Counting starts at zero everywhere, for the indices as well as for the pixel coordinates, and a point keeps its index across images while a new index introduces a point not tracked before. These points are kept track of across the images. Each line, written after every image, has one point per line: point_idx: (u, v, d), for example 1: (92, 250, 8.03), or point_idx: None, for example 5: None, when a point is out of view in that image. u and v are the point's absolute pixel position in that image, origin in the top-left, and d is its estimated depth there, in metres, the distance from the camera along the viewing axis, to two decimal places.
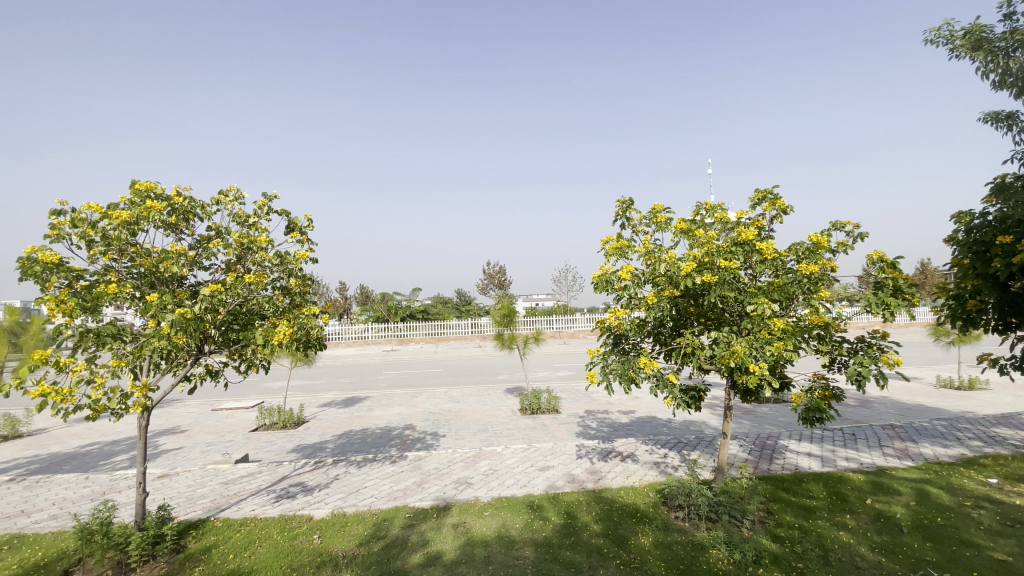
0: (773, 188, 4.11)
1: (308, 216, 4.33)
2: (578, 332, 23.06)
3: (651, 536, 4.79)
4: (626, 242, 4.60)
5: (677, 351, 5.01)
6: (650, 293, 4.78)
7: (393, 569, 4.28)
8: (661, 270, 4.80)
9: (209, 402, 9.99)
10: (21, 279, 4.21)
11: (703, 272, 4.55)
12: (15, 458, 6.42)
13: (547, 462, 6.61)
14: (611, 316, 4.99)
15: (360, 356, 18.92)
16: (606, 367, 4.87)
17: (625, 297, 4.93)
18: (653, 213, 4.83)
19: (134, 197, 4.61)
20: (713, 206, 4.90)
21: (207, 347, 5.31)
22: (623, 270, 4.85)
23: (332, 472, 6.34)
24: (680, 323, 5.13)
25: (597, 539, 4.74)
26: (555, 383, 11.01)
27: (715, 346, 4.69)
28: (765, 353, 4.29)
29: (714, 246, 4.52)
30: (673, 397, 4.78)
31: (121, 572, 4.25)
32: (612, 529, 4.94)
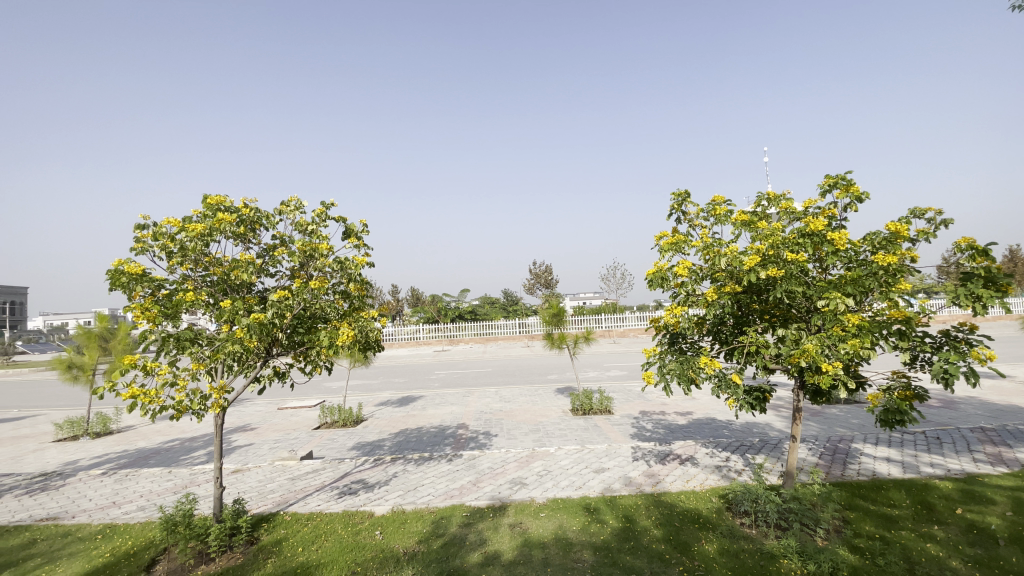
0: (847, 173, 3.84)
1: (364, 221, 4.47)
2: (628, 332, 22.54)
3: (716, 543, 4.60)
4: (682, 237, 4.45)
5: (740, 350, 4.77)
6: (709, 289, 4.59)
7: (453, 568, 4.33)
8: (721, 266, 4.61)
9: (276, 401, 10.54)
10: (111, 289, 4.65)
11: (767, 266, 4.32)
12: (107, 453, 7.04)
13: (603, 463, 6.50)
14: (668, 314, 4.83)
15: (412, 357, 19.43)
16: (664, 367, 4.70)
17: (682, 294, 4.75)
18: (711, 205, 4.67)
19: (207, 211, 4.98)
20: (777, 195, 4.66)
21: (276, 349, 5.61)
22: (680, 265, 4.68)
23: (391, 469, 6.53)
24: (742, 321, 4.89)
25: (658, 544, 4.60)
26: (607, 383, 10.79)
27: (782, 345, 4.44)
28: (839, 351, 4.00)
29: (779, 238, 4.28)
30: (736, 398, 4.56)
31: (203, 562, 4.57)
32: (674, 534, 4.78)
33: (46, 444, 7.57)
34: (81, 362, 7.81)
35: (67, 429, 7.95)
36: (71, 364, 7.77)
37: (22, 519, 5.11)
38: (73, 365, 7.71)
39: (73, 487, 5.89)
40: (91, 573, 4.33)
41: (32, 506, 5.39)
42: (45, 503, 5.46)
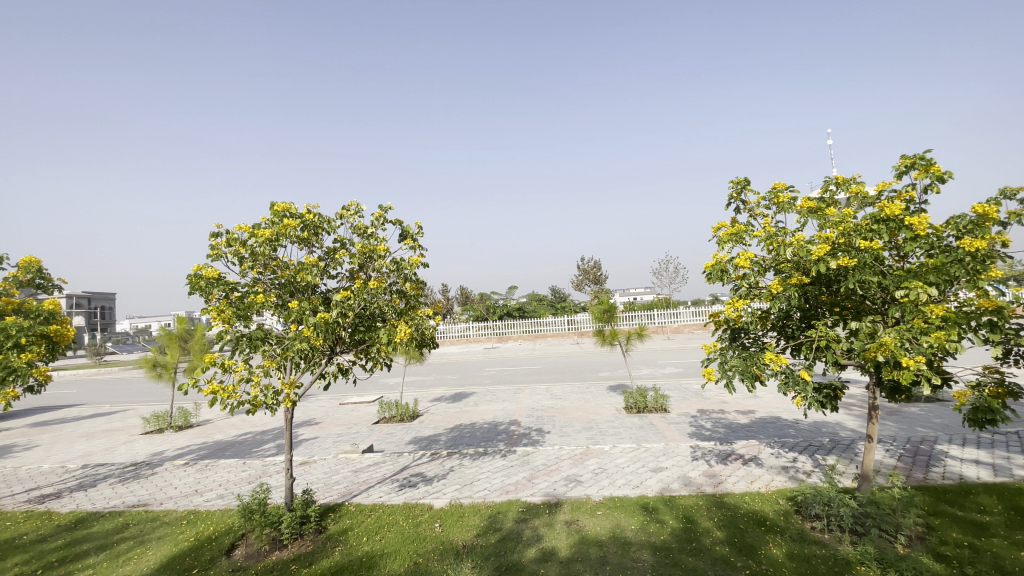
0: (926, 152, 3.54)
1: (419, 224, 4.58)
2: (683, 327, 21.84)
3: (784, 547, 4.38)
4: (742, 228, 4.26)
5: (808, 345, 4.51)
6: (773, 281, 4.36)
7: (510, 563, 4.37)
8: (785, 256, 4.38)
9: (337, 397, 11.02)
10: (191, 292, 5.03)
11: (837, 255, 4.05)
12: (188, 445, 7.64)
13: (660, 463, 6.35)
14: (729, 308, 4.62)
15: (462, 354, 19.74)
16: (725, 363, 4.51)
17: (744, 287, 4.54)
18: (773, 193, 4.46)
19: (274, 217, 5.32)
20: (846, 179, 4.36)
21: (339, 347, 5.87)
22: (740, 257, 4.47)
23: (448, 463, 6.68)
24: (810, 314, 4.62)
25: (721, 547, 4.44)
26: (662, 381, 10.51)
27: (855, 339, 4.15)
28: (921, 345, 3.69)
29: (850, 224, 4.00)
30: (804, 396, 4.30)
31: (277, 548, 4.88)
32: (738, 536, 4.60)
33: (135, 437, 8.28)
34: (164, 361, 8.51)
35: (154, 423, 8.65)
36: (156, 363, 8.47)
37: (117, 504, 5.63)
38: (157, 364, 8.41)
39: (161, 476, 6.42)
40: (178, 554, 4.71)
41: (125, 493, 5.92)
42: (136, 490, 6.00)
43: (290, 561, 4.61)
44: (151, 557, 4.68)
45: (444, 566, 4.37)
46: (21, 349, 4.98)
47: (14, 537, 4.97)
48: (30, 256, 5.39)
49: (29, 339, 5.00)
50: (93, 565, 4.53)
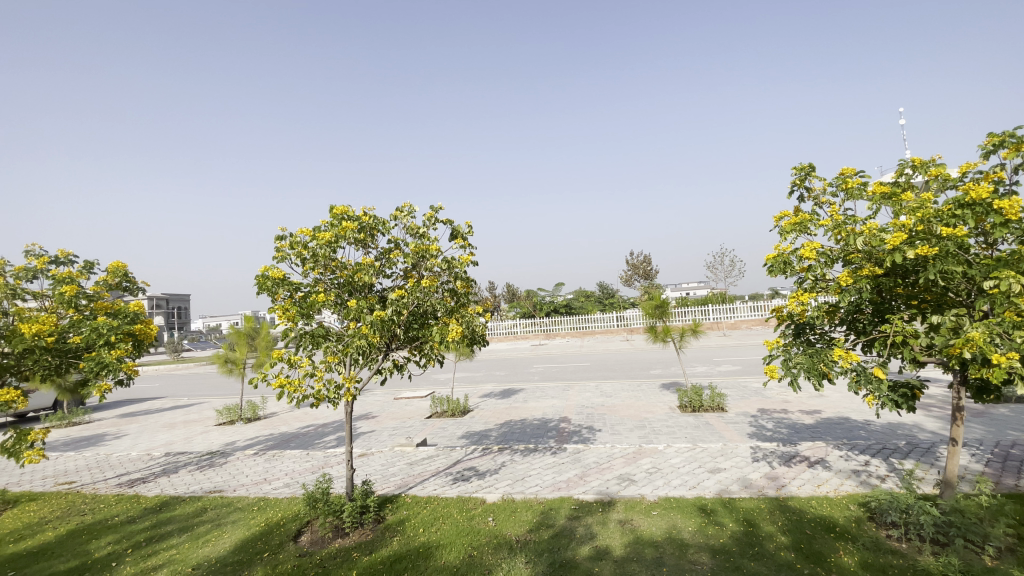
0: (1018, 127, 3.20)
1: (469, 223, 4.64)
2: (740, 323, 20.99)
3: (856, 556, 4.13)
4: (806, 216, 4.03)
5: (882, 341, 4.18)
6: (842, 273, 4.09)
7: (563, 560, 4.36)
8: (855, 246, 4.09)
9: (392, 392, 11.37)
10: (259, 292, 5.35)
11: (915, 244, 3.74)
12: (258, 436, 8.13)
13: (718, 464, 6.14)
14: (793, 302, 4.38)
15: (509, 351, 19.89)
16: (789, 360, 4.25)
17: (809, 279, 4.26)
18: (841, 178, 4.22)
19: (334, 220, 5.56)
20: (924, 161, 4.02)
21: (393, 344, 6.03)
22: (804, 247, 4.23)
23: (500, 459, 6.75)
24: (884, 308, 4.29)
25: (785, 553, 4.24)
26: (718, 378, 10.13)
27: (937, 334, 3.83)
28: (1015, 341, 3.35)
29: (929, 210, 3.69)
30: (877, 395, 4.01)
31: (340, 535, 5.11)
32: (805, 542, 4.38)
33: (210, 428, 8.90)
34: (235, 357, 9.07)
35: (225, 415, 9.25)
36: (228, 358, 9.04)
37: (196, 490, 6.09)
38: (228, 359, 8.96)
39: (233, 465, 6.87)
40: (251, 538, 5.03)
41: (202, 480, 6.39)
42: (213, 477, 6.46)
43: (352, 548, 4.82)
44: (227, 539, 5.03)
45: (498, 559, 4.44)
46: (111, 347, 5.47)
47: (108, 518, 5.48)
48: (116, 262, 5.90)
49: (118, 337, 5.48)
50: (177, 545, 4.93)
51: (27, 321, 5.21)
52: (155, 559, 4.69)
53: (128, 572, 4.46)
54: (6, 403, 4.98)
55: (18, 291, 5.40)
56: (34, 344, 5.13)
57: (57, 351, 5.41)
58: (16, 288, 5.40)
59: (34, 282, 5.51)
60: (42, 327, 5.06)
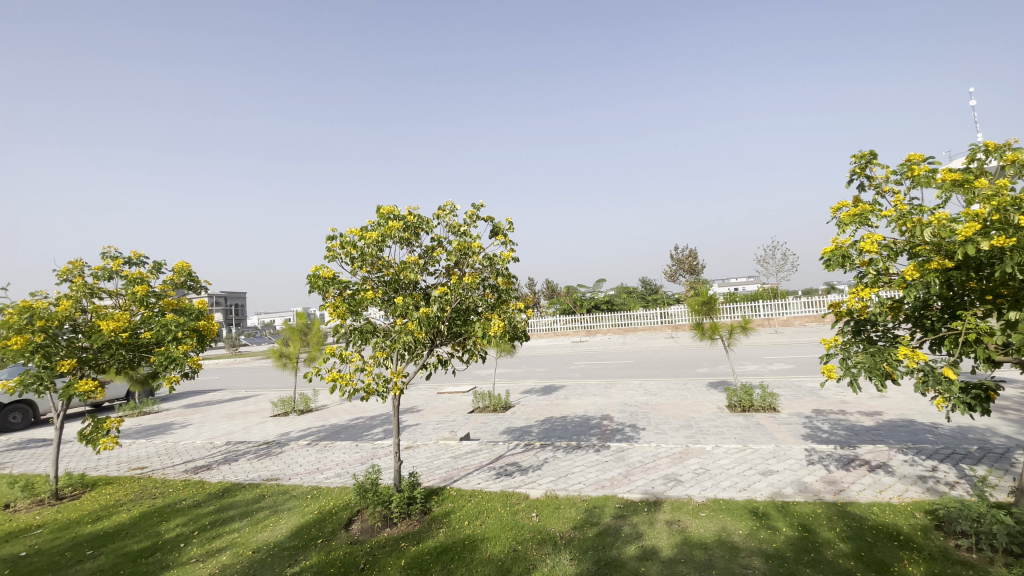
0: None
1: (510, 219, 4.64)
2: (793, 320, 20.06)
3: (922, 566, 3.88)
4: (866, 207, 3.82)
5: (953, 339, 3.87)
6: (907, 267, 3.82)
7: (609, 558, 4.33)
8: (921, 237, 3.83)
9: (436, 387, 11.60)
10: (311, 290, 5.57)
11: (990, 235, 3.45)
12: (310, 427, 8.49)
13: (770, 466, 5.92)
14: (852, 298, 4.13)
15: (550, 347, 19.87)
16: (848, 359, 4.01)
17: (870, 273, 4.02)
18: (905, 166, 3.96)
19: (380, 220, 5.73)
20: (999, 145, 3.71)
21: (437, 340, 6.12)
22: (865, 240, 3.98)
23: (542, 455, 6.76)
24: (955, 303, 3.97)
25: (844, 561, 4.04)
26: (769, 377, 9.73)
27: (1016, 332, 3.51)
28: None
29: (1006, 198, 3.40)
30: (947, 397, 3.73)
31: (388, 525, 5.28)
32: (865, 550, 4.16)
33: (266, 419, 9.36)
34: (289, 351, 9.48)
35: (280, 407, 9.70)
36: (282, 353, 9.46)
37: (254, 477, 6.43)
38: (283, 354, 9.39)
39: (288, 455, 7.20)
40: (306, 525, 5.27)
41: (260, 468, 6.75)
42: (270, 466, 6.81)
43: (400, 538, 4.96)
44: (284, 525, 5.29)
45: (542, 554, 4.46)
46: (178, 342, 5.86)
47: (177, 502, 5.87)
48: (181, 262, 6.30)
49: (184, 333, 5.86)
50: (238, 529, 5.22)
51: (104, 317, 5.65)
52: (220, 541, 5.00)
53: (195, 553, 4.77)
54: (86, 393, 5.43)
55: (95, 290, 5.86)
56: (111, 339, 5.57)
57: (130, 346, 5.84)
58: (95, 287, 5.86)
59: (110, 282, 5.97)
60: (117, 324, 5.48)
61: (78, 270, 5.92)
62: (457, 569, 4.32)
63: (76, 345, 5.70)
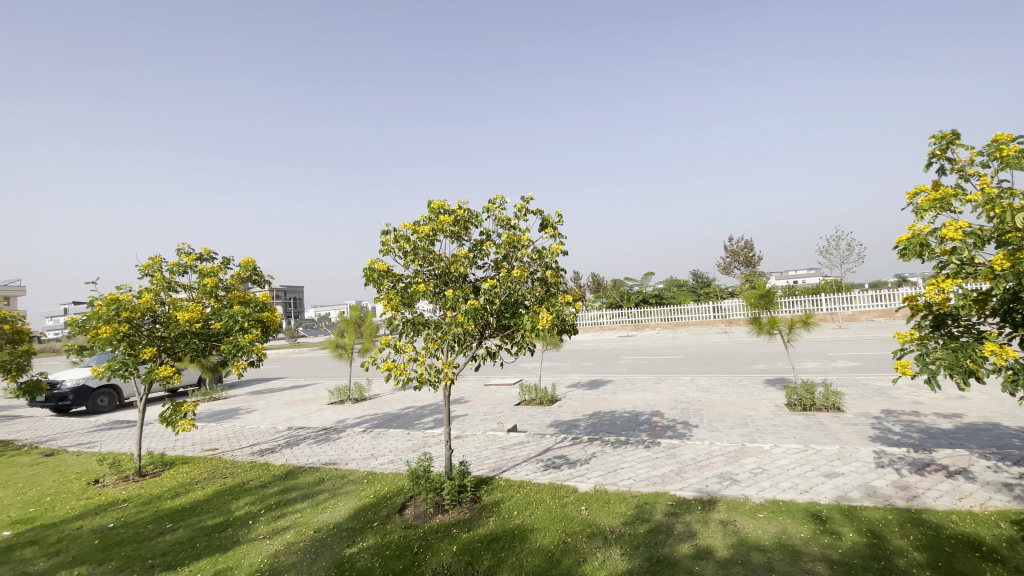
0: None
1: (559, 212, 4.59)
2: (859, 314, 18.81)
3: None
4: (948, 191, 3.50)
5: None
6: (996, 256, 3.48)
7: (661, 555, 4.24)
8: (1012, 223, 3.48)
9: (482, 379, 11.76)
10: (366, 282, 5.75)
11: None
12: (365, 415, 8.83)
13: (834, 468, 5.60)
14: (930, 290, 3.80)
15: (597, 342, 19.64)
16: (926, 356, 3.69)
17: (952, 264, 3.68)
18: (994, 147, 3.62)
19: (431, 214, 5.83)
20: None
21: (486, 332, 6.16)
22: (946, 227, 3.66)
23: (590, 449, 6.71)
24: None
25: (919, 571, 3.78)
26: (833, 375, 9.21)
27: None
28: None
29: None
30: None
31: (440, 511, 5.41)
32: (941, 561, 3.87)
33: (323, 406, 9.82)
34: (344, 342, 9.85)
35: (337, 395, 10.14)
36: (338, 344, 9.86)
37: (314, 461, 6.77)
38: (339, 345, 9.78)
39: (345, 441, 7.53)
40: (362, 508, 5.50)
41: (319, 452, 7.09)
42: (329, 450, 7.14)
43: (452, 525, 5.08)
44: (342, 507, 5.55)
45: (592, 548, 4.44)
46: (245, 332, 6.25)
47: (246, 482, 6.28)
48: (247, 257, 6.67)
49: (249, 324, 6.24)
50: (301, 510, 5.52)
51: (180, 309, 6.09)
52: (284, 520, 5.30)
53: (262, 530, 5.08)
54: (165, 378, 5.88)
55: (172, 284, 6.32)
56: (186, 329, 6.00)
57: (203, 335, 6.27)
58: (172, 281, 6.33)
59: (184, 276, 6.42)
60: (191, 315, 5.91)
61: (157, 265, 6.40)
62: (507, 558, 4.38)
63: (156, 334, 6.18)
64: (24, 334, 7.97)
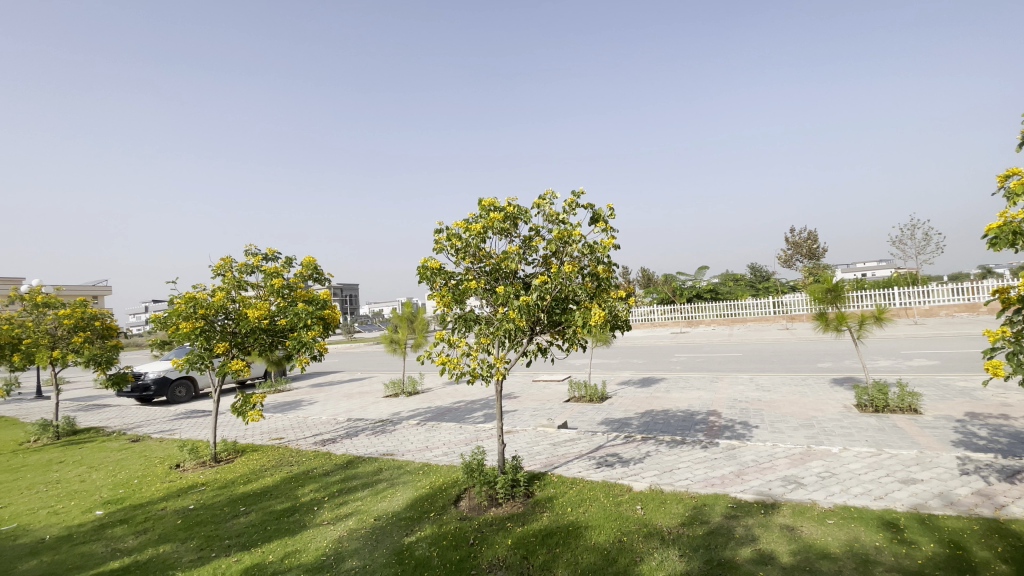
0: None
1: (611, 205, 4.48)
2: (937, 309, 17.41)
3: None
4: None
5: None
6: None
7: (722, 559, 4.10)
8: None
9: (532, 374, 11.79)
10: (419, 280, 5.87)
11: None
12: (420, 408, 9.07)
13: (913, 473, 5.20)
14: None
15: (648, 339, 19.21)
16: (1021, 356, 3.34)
17: None
18: None
19: (482, 212, 5.87)
20: None
21: (537, 328, 6.12)
22: None
23: (644, 448, 6.58)
24: None
25: None
26: (907, 374, 8.57)
27: None
28: None
29: None
30: None
31: (493, 504, 5.48)
32: None
33: (379, 399, 10.17)
34: (398, 338, 10.14)
35: (392, 389, 10.49)
36: (392, 339, 10.16)
37: (373, 452, 7.03)
38: (394, 340, 10.10)
39: (401, 432, 7.77)
40: (418, 498, 5.66)
41: (377, 444, 7.35)
42: (386, 442, 7.39)
43: (506, 518, 5.13)
44: (399, 497, 5.74)
45: (648, 548, 4.36)
46: (308, 328, 6.58)
47: (311, 470, 6.60)
48: (308, 257, 7.00)
49: (312, 320, 6.56)
50: (361, 498, 5.75)
51: (249, 306, 6.47)
52: (346, 507, 5.53)
53: (326, 516, 5.33)
54: (237, 371, 6.27)
55: (241, 283, 6.72)
56: (255, 325, 6.37)
57: (270, 331, 6.63)
58: (241, 280, 6.73)
59: (252, 276, 6.82)
60: (259, 312, 6.27)
61: (228, 265, 6.82)
62: (562, 554, 4.38)
63: (228, 329, 6.59)
64: (113, 330, 8.68)
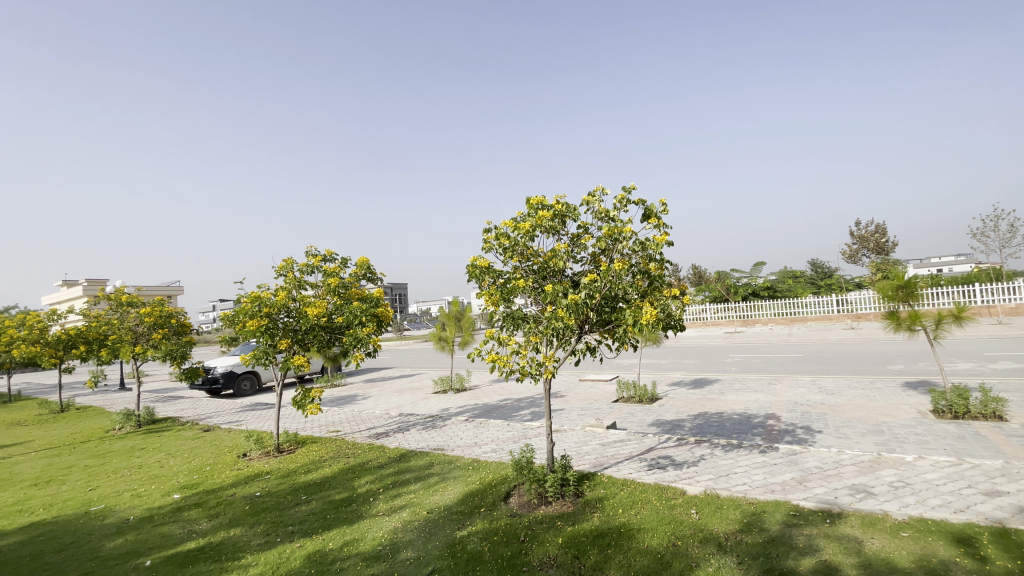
0: None
1: (664, 201, 4.36)
2: None
3: None
4: None
5: None
6: None
7: (783, 569, 3.92)
8: None
9: (580, 373, 11.71)
10: (468, 279, 5.94)
11: None
12: (469, 405, 9.20)
13: (999, 485, 4.78)
14: None
15: (700, 338, 18.61)
16: None
17: None
18: None
19: (530, 210, 5.88)
20: None
21: (586, 327, 6.06)
22: None
23: (698, 451, 6.39)
24: None
25: None
26: (991, 378, 7.87)
27: None
28: None
29: None
30: None
31: (543, 503, 5.48)
32: None
33: (429, 395, 10.41)
34: (446, 336, 10.28)
35: (441, 385, 10.69)
36: (440, 337, 10.31)
37: (424, 446, 7.20)
38: (442, 338, 10.27)
39: (451, 428, 7.91)
40: (468, 494, 5.75)
41: (428, 438, 7.52)
42: (436, 437, 7.55)
43: (556, 517, 5.12)
44: (449, 491, 5.85)
45: (703, 554, 4.23)
46: (363, 325, 6.82)
47: (367, 463, 6.83)
48: (363, 257, 7.24)
49: (366, 318, 6.81)
50: (414, 492, 5.89)
51: (309, 304, 6.77)
52: (400, 500, 5.69)
53: (381, 508, 5.51)
54: (299, 366, 6.57)
55: (302, 283, 7.06)
56: (314, 323, 6.67)
57: (328, 329, 6.91)
58: (301, 280, 7.07)
59: (312, 276, 7.13)
60: (318, 309, 6.56)
61: (290, 266, 7.18)
62: (613, 555, 4.32)
63: (290, 326, 6.92)
64: (187, 328, 9.33)
